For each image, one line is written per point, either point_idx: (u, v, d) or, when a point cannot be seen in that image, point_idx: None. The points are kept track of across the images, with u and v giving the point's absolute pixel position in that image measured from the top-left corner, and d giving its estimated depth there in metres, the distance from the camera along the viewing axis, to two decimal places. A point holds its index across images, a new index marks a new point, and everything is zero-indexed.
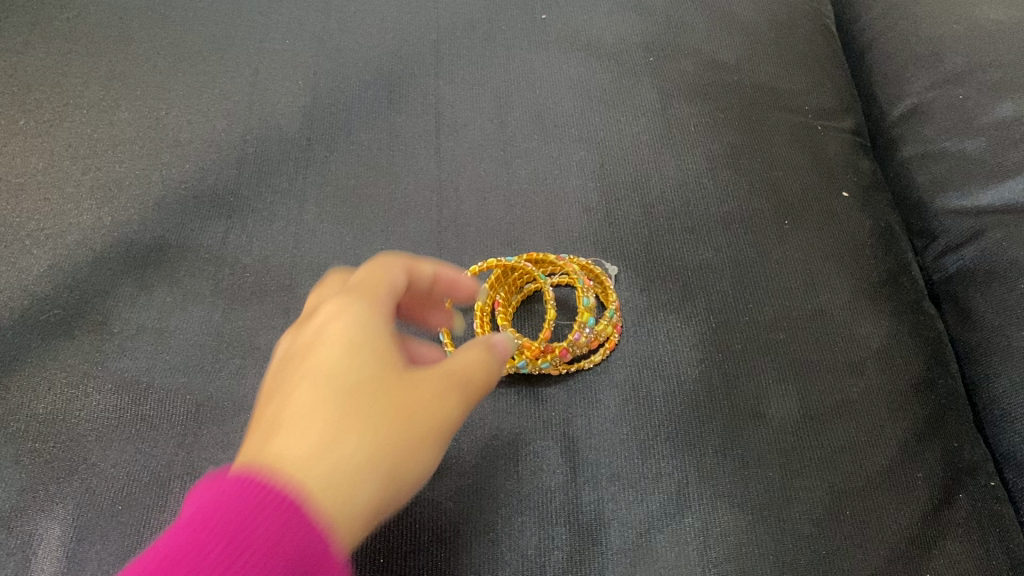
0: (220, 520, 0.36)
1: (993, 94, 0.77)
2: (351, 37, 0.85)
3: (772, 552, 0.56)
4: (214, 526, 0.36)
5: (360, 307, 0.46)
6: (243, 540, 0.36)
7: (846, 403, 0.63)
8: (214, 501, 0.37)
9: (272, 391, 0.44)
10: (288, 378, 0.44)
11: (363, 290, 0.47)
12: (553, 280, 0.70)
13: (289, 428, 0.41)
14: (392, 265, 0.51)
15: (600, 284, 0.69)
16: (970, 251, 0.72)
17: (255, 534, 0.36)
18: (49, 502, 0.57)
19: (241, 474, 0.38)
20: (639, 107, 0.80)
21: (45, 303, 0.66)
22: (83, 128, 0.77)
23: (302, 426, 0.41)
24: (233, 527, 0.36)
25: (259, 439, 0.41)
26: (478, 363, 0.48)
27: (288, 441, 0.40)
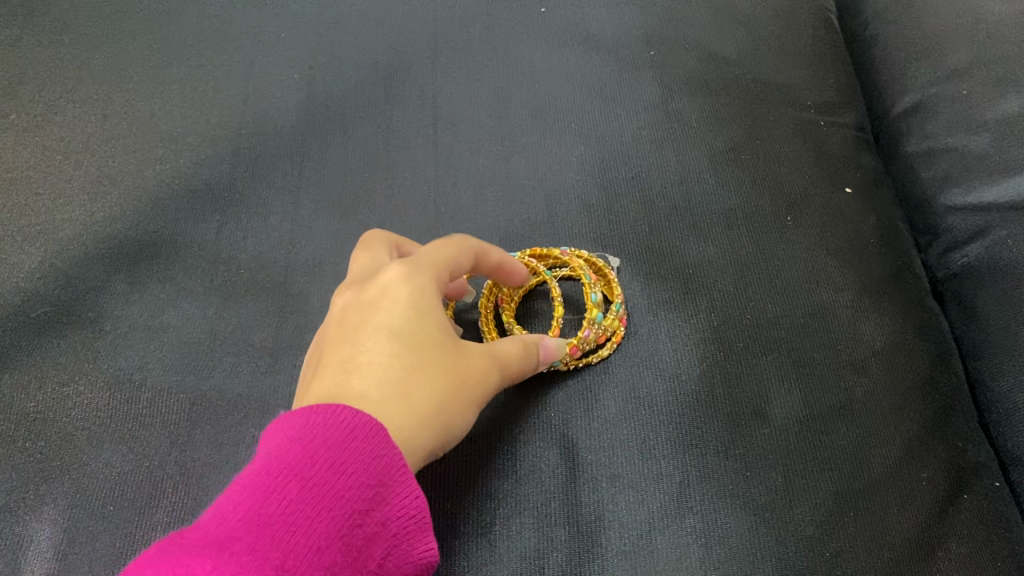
0: (313, 449, 0.40)
1: (999, 88, 0.75)
2: (348, 30, 0.83)
3: (775, 554, 0.55)
4: (311, 448, 0.40)
5: (427, 280, 0.52)
6: (336, 468, 0.39)
7: (850, 403, 0.62)
8: (308, 428, 0.40)
9: (343, 339, 0.50)
10: (356, 333, 0.49)
11: (431, 266, 0.53)
12: (558, 274, 0.68)
13: (361, 377, 0.47)
14: (464, 249, 0.55)
15: (604, 277, 0.68)
16: (975, 248, 0.70)
17: (347, 458, 0.40)
18: (40, 502, 0.56)
19: (331, 406, 0.42)
20: (640, 101, 0.78)
21: (37, 300, 0.65)
22: (77, 123, 0.76)
23: (374, 378, 0.47)
24: (329, 457, 0.40)
25: (332, 383, 0.47)
26: (521, 354, 0.55)
27: (360, 388, 0.47)
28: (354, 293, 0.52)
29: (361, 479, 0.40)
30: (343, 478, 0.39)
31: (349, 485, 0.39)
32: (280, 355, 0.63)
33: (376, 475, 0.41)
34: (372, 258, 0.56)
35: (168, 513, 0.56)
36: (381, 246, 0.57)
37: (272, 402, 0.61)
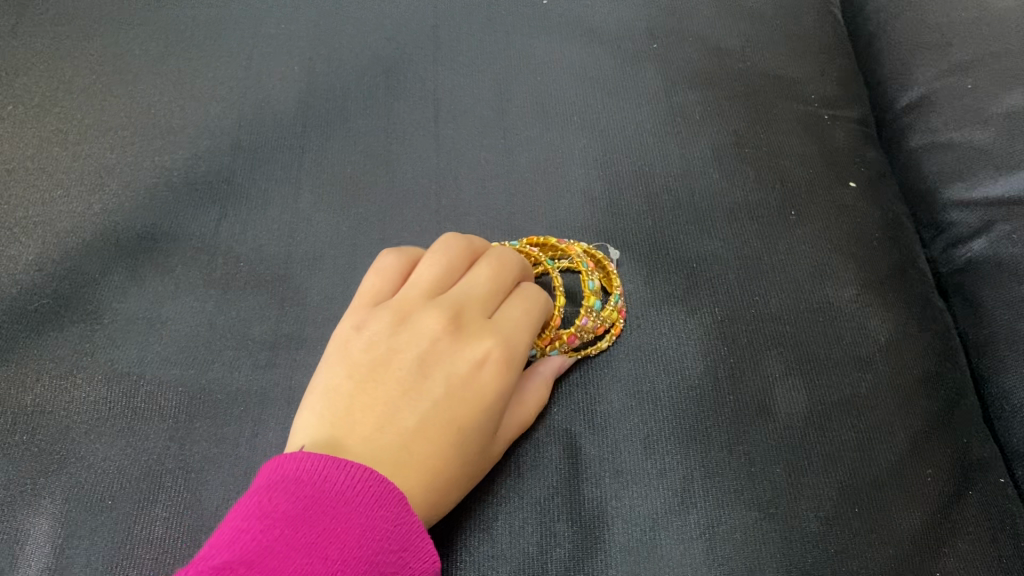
0: (346, 511, 0.43)
1: (1003, 83, 0.75)
2: (348, 21, 0.83)
3: (780, 551, 0.55)
4: (344, 512, 0.43)
5: (512, 378, 0.54)
6: (366, 531, 0.42)
7: (855, 398, 0.61)
8: (343, 491, 0.44)
9: (408, 394, 0.51)
10: (427, 393, 0.52)
11: (514, 361, 0.55)
12: (561, 265, 0.67)
13: (407, 447, 0.49)
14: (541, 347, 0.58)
15: (604, 270, 0.68)
16: (979, 244, 0.70)
17: (376, 524, 0.43)
18: (37, 496, 0.55)
19: (371, 474, 0.45)
20: (643, 94, 0.78)
21: (35, 292, 0.64)
22: (75, 114, 0.75)
23: (418, 450, 0.49)
24: (360, 520, 0.43)
25: (381, 433, 0.49)
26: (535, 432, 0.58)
27: (403, 464, 0.49)
28: (445, 340, 0.54)
29: (387, 546, 0.43)
30: (371, 544, 0.42)
31: (377, 550, 0.42)
32: (280, 350, 0.63)
33: (399, 545, 0.43)
34: (473, 299, 0.56)
35: (167, 507, 0.55)
36: (493, 285, 0.57)
37: (272, 396, 0.61)
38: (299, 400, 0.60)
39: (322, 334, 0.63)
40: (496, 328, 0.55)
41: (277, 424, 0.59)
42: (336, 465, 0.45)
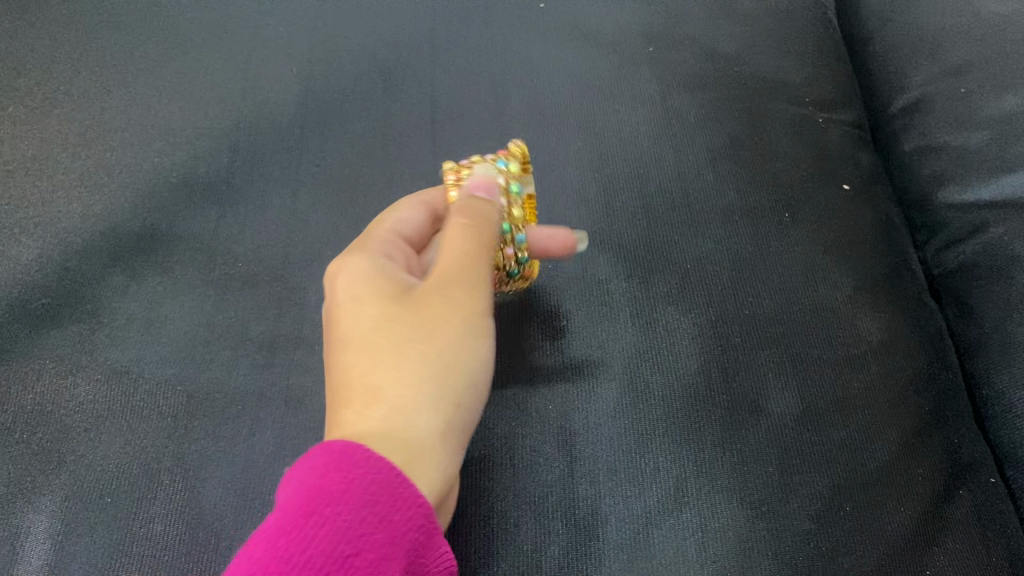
0: (310, 488, 0.39)
1: (995, 86, 0.74)
2: (346, 23, 0.83)
3: (771, 549, 0.55)
4: (307, 488, 0.39)
5: (359, 283, 0.52)
6: (332, 494, 0.39)
7: (847, 398, 0.62)
8: (301, 477, 0.40)
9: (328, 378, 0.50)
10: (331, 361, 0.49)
11: (359, 270, 0.53)
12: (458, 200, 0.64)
13: (343, 401, 0.46)
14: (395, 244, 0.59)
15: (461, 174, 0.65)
16: (971, 245, 0.70)
17: (341, 481, 0.39)
18: (36, 494, 0.56)
19: (318, 449, 0.41)
20: (638, 97, 0.78)
21: (34, 292, 0.65)
22: (75, 115, 0.76)
23: (349, 389, 0.46)
24: (327, 488, 0.39)
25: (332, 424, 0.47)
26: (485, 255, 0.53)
27: (346, 414, 0.45)
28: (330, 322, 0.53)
29: (360, 496, 0.39)
30: (327, 509, 0.38)
31: (353, 504, 0.39)
32: (277, 349, 0.64)
33: (368, 489, 0.40)
34: None
35: (166, 504, 0.56)
36: None
37: (269, 395, 0.61)
38: (296, 399, 0.61)
39: (319, 335, 0.64)
40: (351, 263, 0.55)
41: (275, 423, 0.60)
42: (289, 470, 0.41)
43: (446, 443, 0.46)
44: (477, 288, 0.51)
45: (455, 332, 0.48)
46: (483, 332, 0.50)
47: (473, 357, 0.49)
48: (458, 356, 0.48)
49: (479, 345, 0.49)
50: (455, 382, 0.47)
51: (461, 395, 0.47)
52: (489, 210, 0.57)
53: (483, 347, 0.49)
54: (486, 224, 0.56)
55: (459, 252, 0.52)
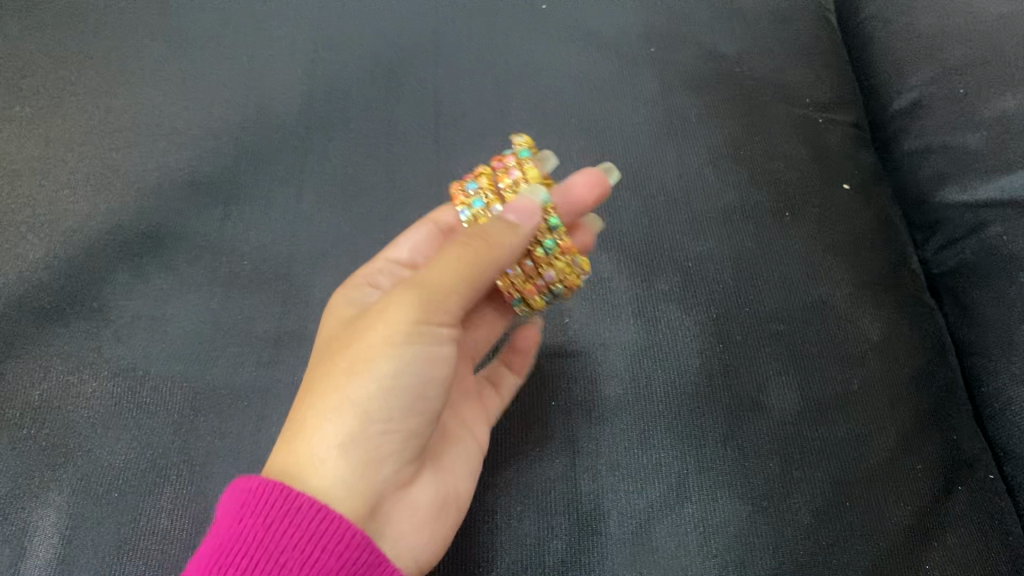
0: (241, 521, 0.46)
1: (995, 87, 0.74)
2: (350, 24, 0.84)
3: (772, 543, 0.56)
4: (240, 521, 0.46)
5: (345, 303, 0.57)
6: (257, 530, 0.45)
7: (847, 394, 0.63)
8: (236, 505, 0.46)
9: None
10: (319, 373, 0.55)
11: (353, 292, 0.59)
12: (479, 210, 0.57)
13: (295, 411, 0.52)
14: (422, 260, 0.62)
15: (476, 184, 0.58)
16: (970, 244, 0.70)
17: (264, 519, 0.45)
18: (44, 489, 0.57)
19: (248, 481, 0.47)
20: (640, 97, 0.79)
21: (40, 290, 0.65)
22: (82, 115, 0.76)
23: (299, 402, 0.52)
24: (253, 524, 0.45)
25: None
26: (439, 274, 0.48)
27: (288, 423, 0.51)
28: None
29: (281, 533, 0.45)
30: (248, 548, 0.45)
31: (276, 540, 0.45)
32: (283, 346, 0.64)
33: (289, 527, 0.45)
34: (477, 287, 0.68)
35: (172, 499, 0.57)
36: None
37: (275, 391, 0.62)
38: None
39: None
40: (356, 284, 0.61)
41: (281, 419, 0.61)
42: (230, 490, 0.47)
43: (347, 460, 0.48)
44: (417, 303, 0.48)
45: (370, 351, 0.48)
46: (402, 354, 0.48)
47: (384, 378, 0.48)
48: (367, 375, 0.48)
49: (394, 366, 0.48)
50: (358, 401, 0.48)
51: (363, 415, 0.48)
52: (498, 234, 0.50)
53: (400, 368, 0.48)
54: (481, 239, 0.50)
55: (421, 275, 0.49)
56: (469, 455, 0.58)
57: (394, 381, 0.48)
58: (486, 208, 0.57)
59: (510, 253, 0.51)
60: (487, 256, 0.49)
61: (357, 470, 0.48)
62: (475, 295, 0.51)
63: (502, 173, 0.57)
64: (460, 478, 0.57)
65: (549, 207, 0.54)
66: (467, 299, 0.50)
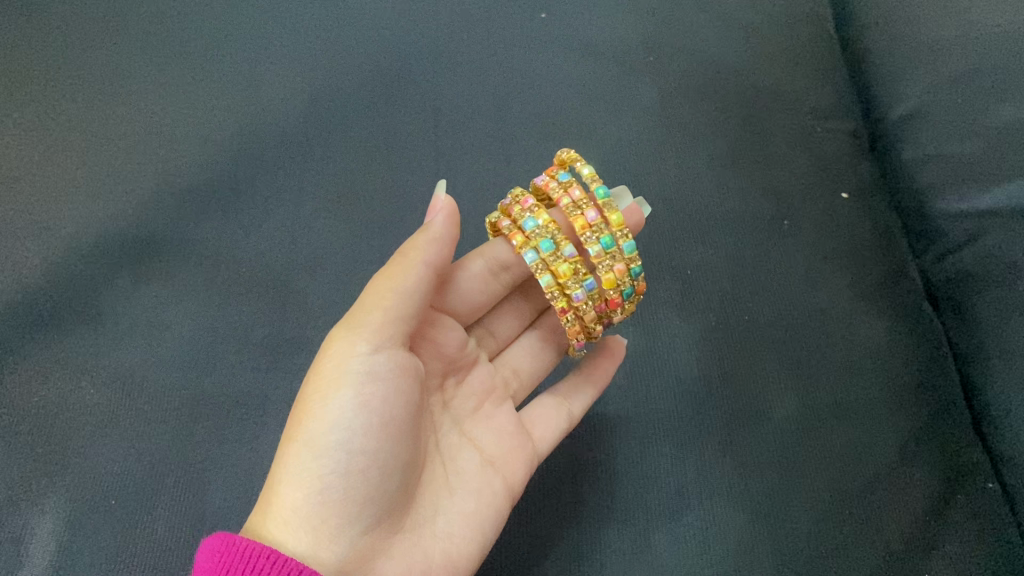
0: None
1: (995, 95, 0.70)
2: (348, 32, 0.84)
3: (769, 551, 0.57)
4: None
5: None
6: None
7: (845, 403, 0.63)
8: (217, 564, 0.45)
9: None
10: None
11: None
12: (555, 255, 0.56)
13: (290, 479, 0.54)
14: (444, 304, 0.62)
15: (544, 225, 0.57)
16: (968, 254, 0.67)
17: None
18: (40, 497, 0.58)
19: (234, 539, 0.46)
20: (639, 106, 0.80)
21: (35, 296, 0.65)
22: (80, 122, 0.76)
23: None
24: None
25: None
26: (366, 299, 0.52)
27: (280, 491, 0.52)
28: None
29: None
30: None
31: None
32: (281, 353, 0.65)
33: None
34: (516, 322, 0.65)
35: (170, 507, 0.58)
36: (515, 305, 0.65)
37: (274, 399, 0.62)
38: None
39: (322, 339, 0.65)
40: None
41: (279, 426, 0.61)
42: (211, 544, 0.46)
43: (298, 523, 0.47)
44: (344, 331, 0.51)
45: (306, 404, 0.50)
46: (329, 396, 0.49)
47: (317, 427, 0.49)
48: (305, 420, 0.49)
49: (323, 411, 0.49)
50: (296, 458, 0.48)
51: (300, 471, 0.48)
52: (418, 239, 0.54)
53: (329, 412, 0.49)
54: (397, 260, 0.53)
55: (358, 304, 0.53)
56: (470, 514, 0.54)
57: (325, 428, 0.49)
58: (555, 248, 0.56)
59: (428, 258, 0.53)
60: (400, 271, 0.52)
61: (310, 531, 0.47)
62: (406, 315, 0.52)
63: (579, 216, 0.57)
64: (455, 542, 0.52)
65: (632, 257, 0.57)
66: (389, 328, 0.51)
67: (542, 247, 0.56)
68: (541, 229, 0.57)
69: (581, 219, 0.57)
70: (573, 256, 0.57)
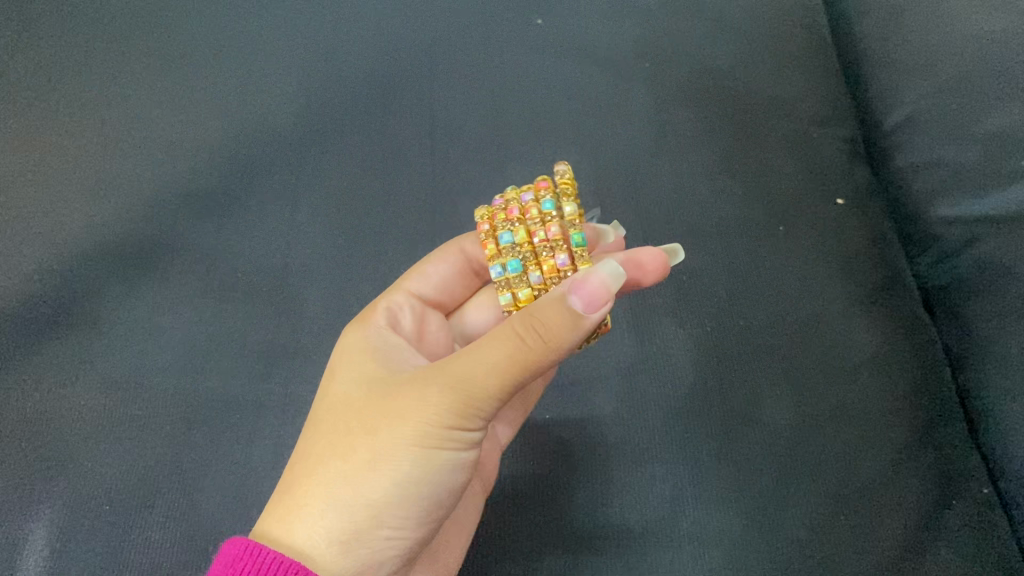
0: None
1: (993, 100, 0.69)
2: (346, 38, 0.84)
3: (764, 556, 0.57)
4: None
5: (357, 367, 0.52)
6: None
7: (841, 407, 0.63)
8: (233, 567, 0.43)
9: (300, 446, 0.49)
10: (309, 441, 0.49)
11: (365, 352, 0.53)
12: (518, 281, 0.54)
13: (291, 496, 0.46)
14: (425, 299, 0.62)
15: (514, 245, 0.54)
16: (965, 259, 0.67)
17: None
18: (34, 502, 0.57)
19: (252, 546, 0.43)
20: (635, 112, 0.80)
21: (30, 301, 0.65)
22: (76, 127, 0.77)
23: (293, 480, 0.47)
24: None
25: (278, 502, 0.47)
26: (487, 374, 0.44)
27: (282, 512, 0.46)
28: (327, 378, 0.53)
29: None
30: None
31: None
32: (276, 358, 0.65)
33: None
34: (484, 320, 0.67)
35: (165, 512, 0.58)
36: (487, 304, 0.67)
37: (269, 403, 0.62)
38: (297, 407, 0.62)
39: (318, 344, 0.66)
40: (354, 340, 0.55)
41: (274, 432, 0.61)
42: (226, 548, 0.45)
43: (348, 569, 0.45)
44: (448, 398, 0.44)
45: (390, 456, 0.45)
46: (419, 461, 0.45)
47: (397, 488, 0.45)
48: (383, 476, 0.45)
49: (405, 473, 0.45)
50: (371, 498, 0.45)
51: (375, 516, 0.45)
52: (552, 312, 0.43)
53: (414, 475, 0.45)
54: (536, 336, 0.43)
55: (471, 365, 0.44)
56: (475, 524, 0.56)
57: (407, 491, 0.45)
58: (522, 273, 0.54)
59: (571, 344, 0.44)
60: (543, 356, 0.43)
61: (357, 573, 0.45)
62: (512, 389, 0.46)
63: (548, 252, 0.54)
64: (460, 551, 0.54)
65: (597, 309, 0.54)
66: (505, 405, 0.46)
67: (509, 268, 0.54)
68: (514, 248, 0.54)
69: (549, 261, 0.53)
70: (537, 285, 0.54)
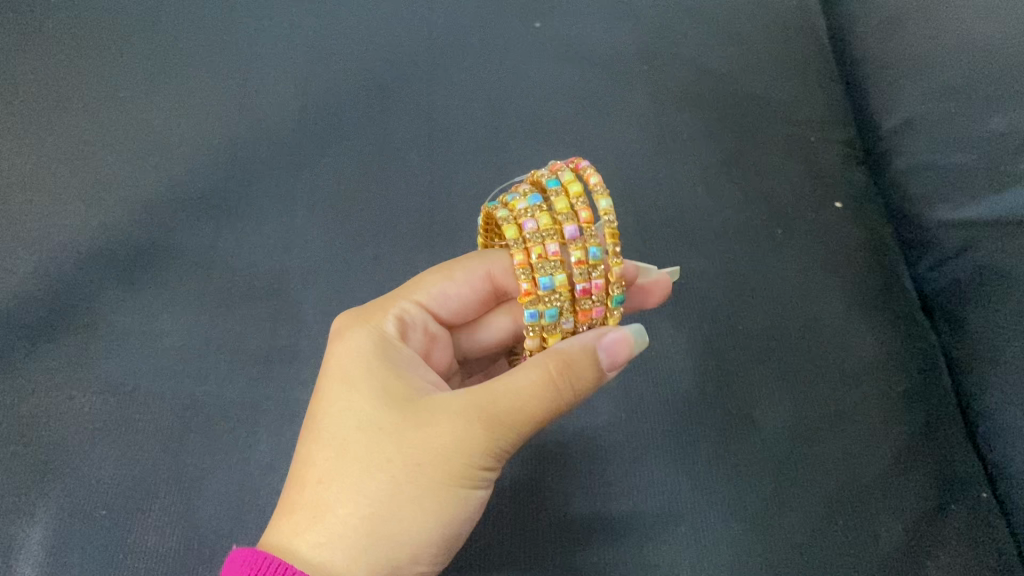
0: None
1: (988, 105, 0.70)
2: (344, 40, 0.84)
3: (763, 561, 0.57)
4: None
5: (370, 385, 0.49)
6: None
7: (839, 413, 0.63)
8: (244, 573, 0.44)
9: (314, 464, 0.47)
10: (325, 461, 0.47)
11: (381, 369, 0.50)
12: (552, 326, 0.54)
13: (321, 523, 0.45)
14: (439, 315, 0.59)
15: (555, 293, 0.53)
16: (964, 264, 0.67)
17: None
18: (30, 507, 0.57)
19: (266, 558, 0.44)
20: (633, 115, 0.80)
21: (28, 304, 0.65)
22: (74, 130, 0.76)
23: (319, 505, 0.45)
24: None
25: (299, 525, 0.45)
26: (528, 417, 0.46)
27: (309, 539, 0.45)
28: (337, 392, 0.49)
29: None
30: None
31: None
32: (273, 362, 0.64)
33: None
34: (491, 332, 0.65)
35: (162, 517, 0.57)
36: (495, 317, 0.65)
37: (266, 407, 0.62)
38: (294, 412, 0.62)
39: (315, 347, 0.65)
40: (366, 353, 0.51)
41: (271, 436, 0.61)
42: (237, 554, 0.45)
43: None
44: (490, 438, 0.45)
45: (431, 494, 0.45)
46: (456, 498, 0.46)
47: (435, 524, 0.46)
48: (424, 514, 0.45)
49: (444, 509, 0.46)
50: (411, 537, 0.45)
51: (415, 553, 0.45)
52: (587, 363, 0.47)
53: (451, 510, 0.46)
54: (576, 385, 0.46)
55: (511, 407, 0.46)
56: None
57: (443, 526, 0.46)
58: (557, 319, 0.54)
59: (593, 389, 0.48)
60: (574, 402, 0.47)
61: None
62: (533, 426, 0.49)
63: (586, 302, 0.54)
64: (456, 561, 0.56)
65: None
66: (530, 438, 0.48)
67: (546, 314, 0.53)
68: (555, 296, 0.52)
69: (586, 309, 0.54)
70: (567, 329, 0.55)
